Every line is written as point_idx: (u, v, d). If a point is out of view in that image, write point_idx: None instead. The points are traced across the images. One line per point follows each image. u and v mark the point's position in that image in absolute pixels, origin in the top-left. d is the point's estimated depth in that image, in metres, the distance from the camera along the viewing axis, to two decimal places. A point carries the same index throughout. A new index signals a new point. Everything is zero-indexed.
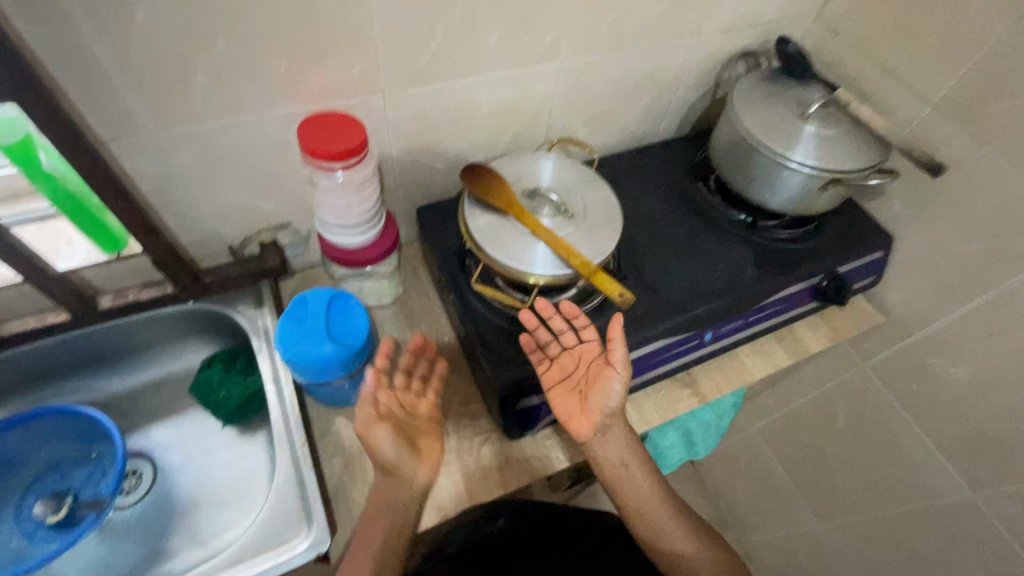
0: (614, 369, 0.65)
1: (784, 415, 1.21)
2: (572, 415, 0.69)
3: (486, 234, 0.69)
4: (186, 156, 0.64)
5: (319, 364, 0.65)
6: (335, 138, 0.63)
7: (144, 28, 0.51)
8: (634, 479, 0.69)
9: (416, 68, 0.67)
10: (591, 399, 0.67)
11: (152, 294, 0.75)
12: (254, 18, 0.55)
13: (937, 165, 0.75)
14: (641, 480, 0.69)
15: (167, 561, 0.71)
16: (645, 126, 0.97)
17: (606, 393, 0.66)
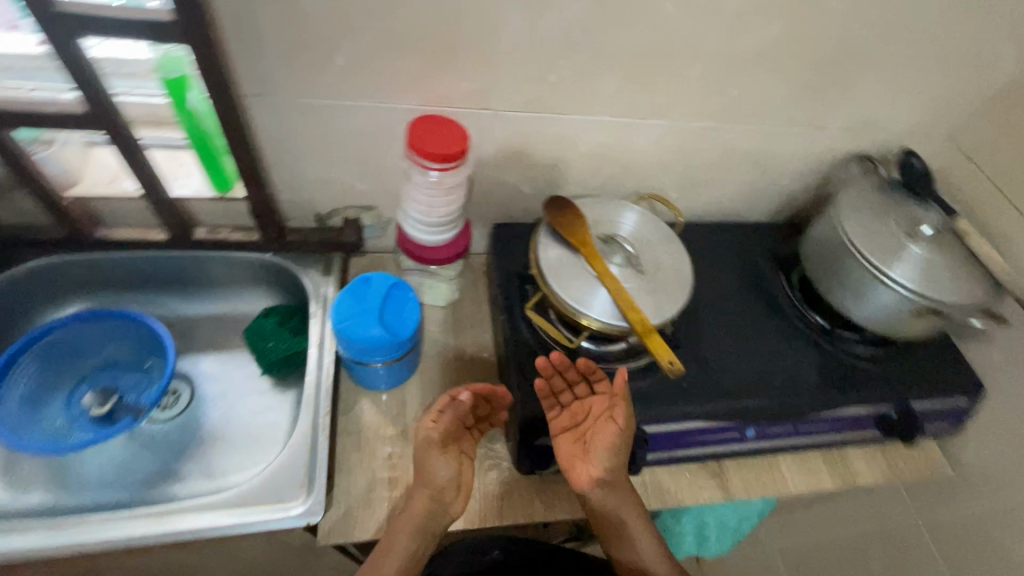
0: (616, 424, 0.64)
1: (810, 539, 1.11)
2: (573, 462, 0.67)
3: (553, 266, 0.70)
4: (306, 125, 0.70)
5: (364, 345, 0.68)
6: (439, 140, 0.66)
7: (307, 7, 0.57)
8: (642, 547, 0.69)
9: (531, 96, 0.70)
10: (592, 453, 0.65)
11: (240, 237, 0.81)
12: (401, 19, 0.59)
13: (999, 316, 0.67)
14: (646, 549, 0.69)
15: (176, 484, 0.75)
16: (738, 204, 0.95)
17: (607, 448, 0.64)
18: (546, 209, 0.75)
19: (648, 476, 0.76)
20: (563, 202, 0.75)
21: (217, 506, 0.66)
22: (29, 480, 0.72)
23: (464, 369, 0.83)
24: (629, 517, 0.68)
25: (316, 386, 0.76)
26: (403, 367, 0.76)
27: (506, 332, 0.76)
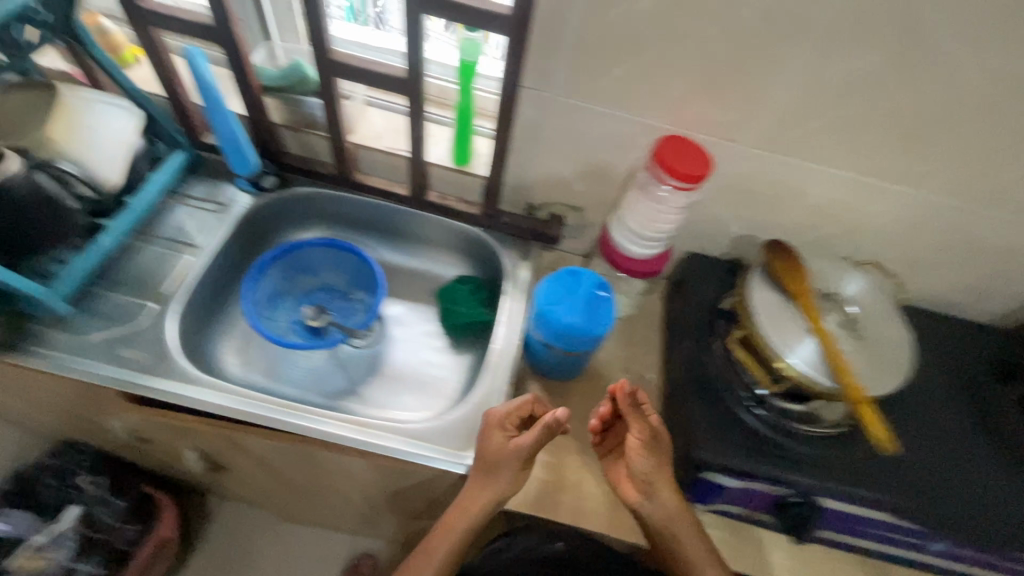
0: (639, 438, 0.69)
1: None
2: (619, 479, 0.72)
3: (763, 306, 0.70)
4: (560, 123, 0.75)
5: (558, 330, 0.72)
6: (686, 162, 0.68)
7: (613, 21, 0.62)
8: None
9: (785, 138, 0.69)
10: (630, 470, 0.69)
11: (462, 209, 0.89)
12: (693, 45, 0.62)
13: None
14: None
15: (359, 405, 0.84)
16: (962, 296, 0.86)
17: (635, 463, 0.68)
18: (764, 250, 0.75)
19: (801, 551, 0.72)
20: (779, 245, 0.74)
21: (405, 435, 0.71)
22: (253, 364, 0.85)
23: (628, 384, 0.84)
24: (678, 552, 0.68)
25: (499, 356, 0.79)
26: (578, 362, 0.78)
27: (691, 359, 0.78)
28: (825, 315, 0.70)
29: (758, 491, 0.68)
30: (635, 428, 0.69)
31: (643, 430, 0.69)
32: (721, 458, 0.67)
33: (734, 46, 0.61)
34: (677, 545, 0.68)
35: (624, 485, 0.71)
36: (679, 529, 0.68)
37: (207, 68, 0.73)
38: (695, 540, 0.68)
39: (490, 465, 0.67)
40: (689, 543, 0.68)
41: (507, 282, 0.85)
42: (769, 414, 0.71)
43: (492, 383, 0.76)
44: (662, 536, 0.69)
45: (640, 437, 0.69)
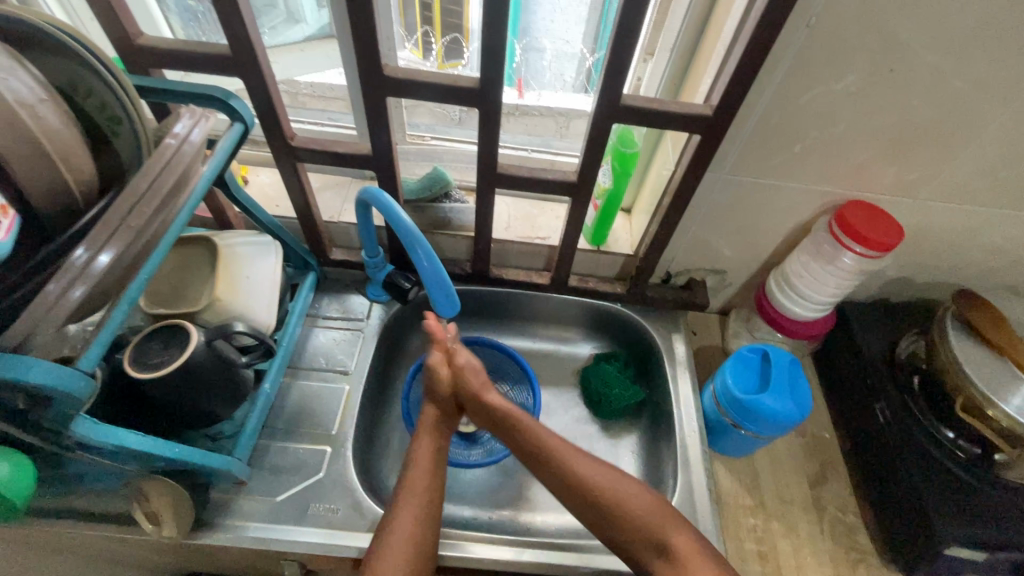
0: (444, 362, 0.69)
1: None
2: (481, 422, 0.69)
3: (972, 363, 0.66)
4: (720, 199, 0.73)
5: (765, 420, 0.68)
6: (875, 227, 0.66)
7: (804, 105, 0.60)
8: (620, 507, 0.58)
9: (966, 190, 0.68)
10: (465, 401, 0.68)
11: (603, 287, 0.87)
12: (887, 118, 0.60)
13: None
14: (626, 500, 0.58)
15: (536, 512, 0.80)
16: None
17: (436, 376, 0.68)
18: (952, 301, 0.72)
19: None
20: (977, 297, 0.71)
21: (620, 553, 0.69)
22: None
23: (808, 446, 0.82)
24: (555, 471, 0.61)
25: (682, 446, 0.76)
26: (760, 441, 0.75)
27: (884, 421, 0.74)
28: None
29: (1004, 557, 0.65)
30: (441, 358, 0.68)
31: (466, 363, 0.68)
32: (968, 531, 0.64)
33: (932, 113, 0.59)
34: (551, 462, 0.62)
35: (513, 445, 0.65)
36: (551, 455, 0.62)
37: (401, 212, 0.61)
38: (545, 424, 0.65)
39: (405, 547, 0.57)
40: (579, 464, 0.61)
41: (669, 363, 0.83)
42: (997, 473, 0.68)
43: (689, 474, 0.73)
44: (591, 497, 0.59)
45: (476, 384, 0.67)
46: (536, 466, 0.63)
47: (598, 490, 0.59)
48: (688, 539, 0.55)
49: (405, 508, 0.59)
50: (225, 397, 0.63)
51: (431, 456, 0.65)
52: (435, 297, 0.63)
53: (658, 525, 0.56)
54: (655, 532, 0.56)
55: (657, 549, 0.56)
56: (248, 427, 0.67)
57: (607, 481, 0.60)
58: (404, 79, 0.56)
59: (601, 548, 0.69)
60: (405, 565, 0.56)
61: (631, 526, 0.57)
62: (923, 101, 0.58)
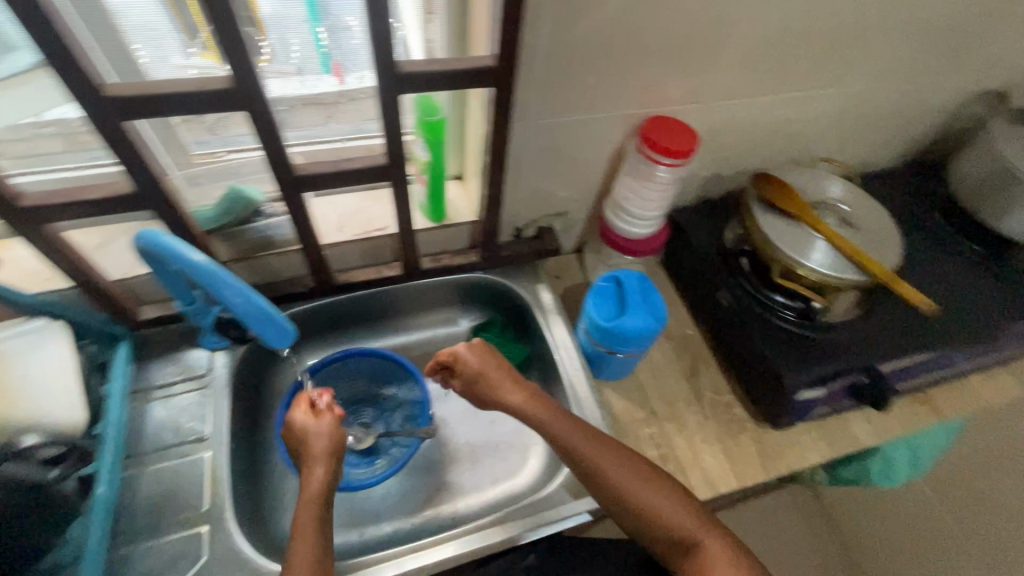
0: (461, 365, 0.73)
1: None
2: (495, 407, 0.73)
3: (779, 235, 0.76)
4: (539, 144, 0.74)
5: (629, 341, 0.73)
6: (673, 138, 0.71)
7: (580, 36, 0.61)
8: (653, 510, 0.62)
9: (737, 86, 0.75)
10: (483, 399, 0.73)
11: (459, 260, 0.85)
12: (654, 34, 0.64)
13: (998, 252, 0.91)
14: (664, 505, 0.62)
15: (458, 499, 0.79)
16: (872, 154, 1.03)
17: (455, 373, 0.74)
18: (753, 186, 0.82)
19: (872, 413, 0.84)
20: (773, 180, 0.80)
21: (539, 509, 0.70)
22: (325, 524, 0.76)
23: (679, 348, 0.89)
24: (575, 453, 0.65)
25: (571, 386, 0.78)
26: (635, 359, 0.80)
27: (728, 305, 0.83)
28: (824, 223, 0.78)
29: (838, 386, 0.77)
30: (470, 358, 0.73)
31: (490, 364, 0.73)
32: (806, 374, 0.74)
33: (690, 20, 0.64)
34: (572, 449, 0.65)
35: (555, 447, 0.67)
36: (579, 457, 0.65)
37: (185, 248, 0.53)
38: (572, 427, 0.67)
39: (308, 499, 0.59)
40: (611, 471, 0.64)
41: (539, 313, 0.85)
42: (818, 319, 0.79)
43: (585, 413, 0.76)
44: (626, 500, 0.62)
45: (472, 370, 0.73)
46: (574, 463, 0.65)
47: (633, 495, 0.62)
48: (708, 534, 0.61)
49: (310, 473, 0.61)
50: (41, 523, 0.52)
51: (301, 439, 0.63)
52: (262, 332, 0.56)
53: (690, 528, 0.61)
54: (687, 534, 0.61)
55: (686, 548, 0.61)
56: (93, 543, 0.56)
57: (645, 478, 0.64)
58: (139, 96, 0.47)
59: (523, 511, 0.70)
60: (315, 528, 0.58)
61: (660, 527, 0.61)
62: (680, 10, 0.62)
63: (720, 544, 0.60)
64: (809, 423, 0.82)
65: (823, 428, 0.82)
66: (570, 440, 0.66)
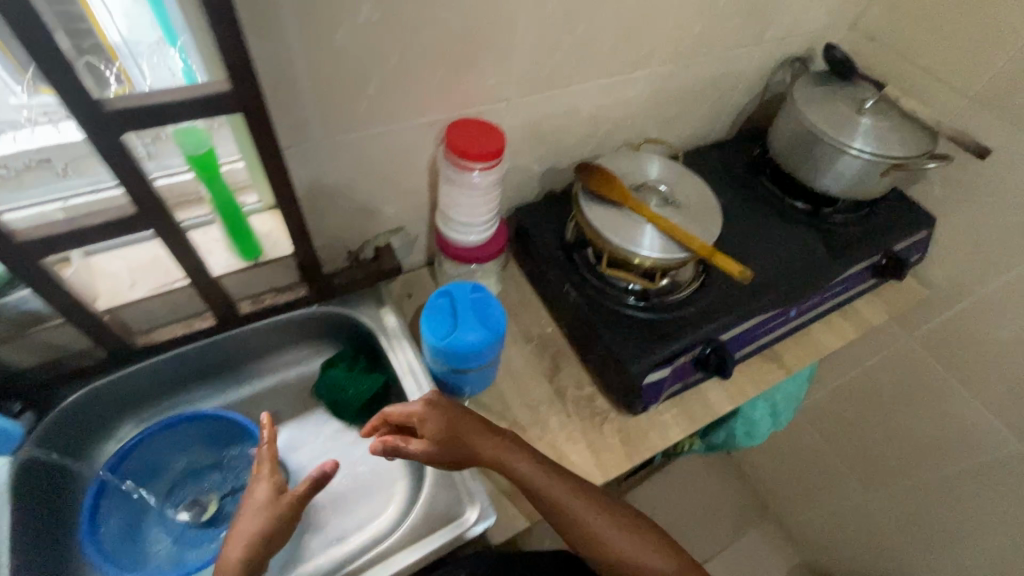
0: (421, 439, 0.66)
1: (840, 383, 1.34)
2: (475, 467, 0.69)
3: (605, 224, 0.76)
4: (341, 163, 0.68)
5: (469, 354, 0.70)
6: (477, 140, 0.68)
7: (341, 45, 0.56)
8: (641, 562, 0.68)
9: (540, 78, 0.74)
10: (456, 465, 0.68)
11: (286, 298, 0.77)
12: (428, 35, 0.60)
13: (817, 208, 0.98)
14: (648, 551, 0.68)
15: (317, 557, 0.72)
16: (703, 128, 1.07)
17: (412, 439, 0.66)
18: (578, 176, 0.81)
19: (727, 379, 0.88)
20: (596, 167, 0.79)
21: (393, 553, 0.65)
22: None
23: (539, 348, 0.88)
24: (571, 520, 0.66)
25: None
26: (487, 371, 0.77)
27: (575, 299, 0.82)
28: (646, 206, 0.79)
29: (682, 362, 0.78)
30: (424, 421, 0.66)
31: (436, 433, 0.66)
32: (648, 357, 0.75)
33: (462, 18, 0.61)
34: (576, 523, 0.67)
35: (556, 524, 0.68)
36: (582, 523, 0.67)
37: None
38: (580, 492, 0.68)
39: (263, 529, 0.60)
40: (606, 529, 0.68)
41: (383, 339, 0.80)
42: (655, 300, 0.81)
43: None
44: (615, 559, 0.67)
45: (442, 435, 0.66)
46: (569, 526, 0.67)
47: (622, 546, 0.68)
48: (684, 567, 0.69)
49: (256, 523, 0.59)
50: None
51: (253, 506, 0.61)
52: None
53: (674, 568, 0.69)
54: (664, 571, 0.68)
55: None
56: None
57: (628, 532, 0.69)
58: None
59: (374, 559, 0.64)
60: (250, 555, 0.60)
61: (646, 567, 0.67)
62: (447, 9, 0.59)
63: (697, 574, 0.70)
64: (669, 401, 0.84)
65: (682, 402, 0.84)
66: (576, 507, 0.67)
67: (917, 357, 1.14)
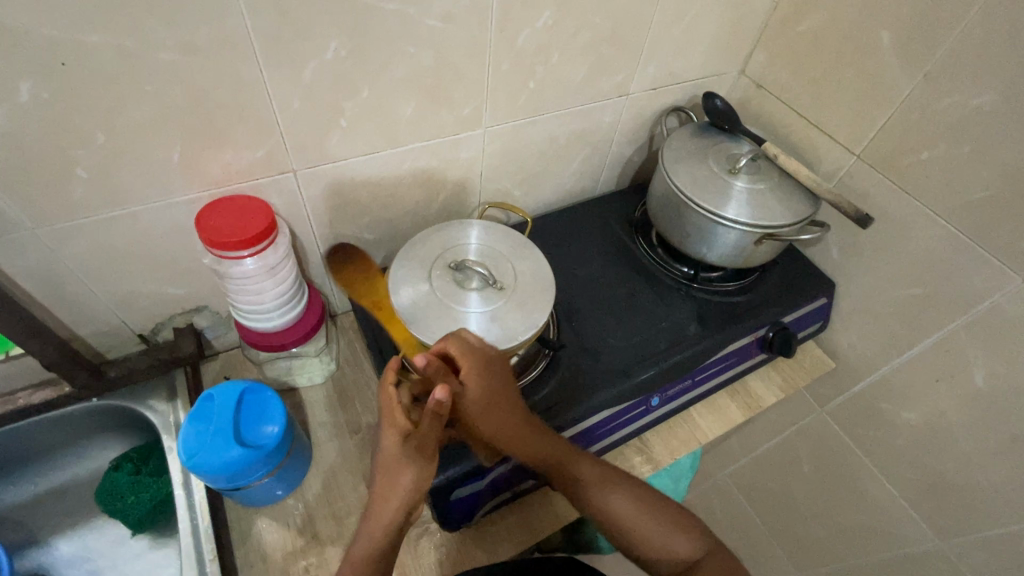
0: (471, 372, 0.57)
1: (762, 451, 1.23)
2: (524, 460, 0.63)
3: (409, 312, 0.65)
4: (76, 249, 0.59)
5: (230, 470, 0.59)
6: (236, 224, 0.59)
7: (8, 129, 0.47)
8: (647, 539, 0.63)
9: (328, 147, 0.64)
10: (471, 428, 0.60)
11: (47, 395, 0.68)
12: (138, 110, 0.51)
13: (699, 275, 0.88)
14: (672, 535, 0.63)
15: None
16: (582, 183, 0.97)
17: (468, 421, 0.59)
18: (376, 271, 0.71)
19: None
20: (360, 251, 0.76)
21: None
22: None
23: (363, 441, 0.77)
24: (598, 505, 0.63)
25: (195, 533, 0.65)
26: (274, 484, 0.66)
27: None
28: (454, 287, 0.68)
29: (504, 472, 0.67)
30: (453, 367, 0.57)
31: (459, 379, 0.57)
32: (456, 468, 0.64)
33: (186, 90, 0.52)
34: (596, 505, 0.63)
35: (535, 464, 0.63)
36: (596, 500, 0.63)
37: None
38: (594, 463, 0.65)
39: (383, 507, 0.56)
40: (625, 509, 0.63)
41: (167, 439, 0.71)
42: None
43: (199, 569, 0.63)
44: (611, 519, 0.63)
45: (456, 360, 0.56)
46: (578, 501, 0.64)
47: (621, 506, 0.63)
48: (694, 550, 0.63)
49: (377, 527, 0.56)
50: None
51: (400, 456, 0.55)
52: None
53: (683, 549, 0.63)
54: (686, 557, 0.63)
55: (681, 566, 0.63)
56: None
57: (668, 519, 0.64)
58: None
59: None
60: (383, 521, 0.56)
61: (668, 555, 0.63)
62: (158, 82, 0.50)
63: (706, 561, 0.63)
64: (504, 507, 0.73)
65: (520, 508, 0.73)
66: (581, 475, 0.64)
67: (831, 433, 1.03)
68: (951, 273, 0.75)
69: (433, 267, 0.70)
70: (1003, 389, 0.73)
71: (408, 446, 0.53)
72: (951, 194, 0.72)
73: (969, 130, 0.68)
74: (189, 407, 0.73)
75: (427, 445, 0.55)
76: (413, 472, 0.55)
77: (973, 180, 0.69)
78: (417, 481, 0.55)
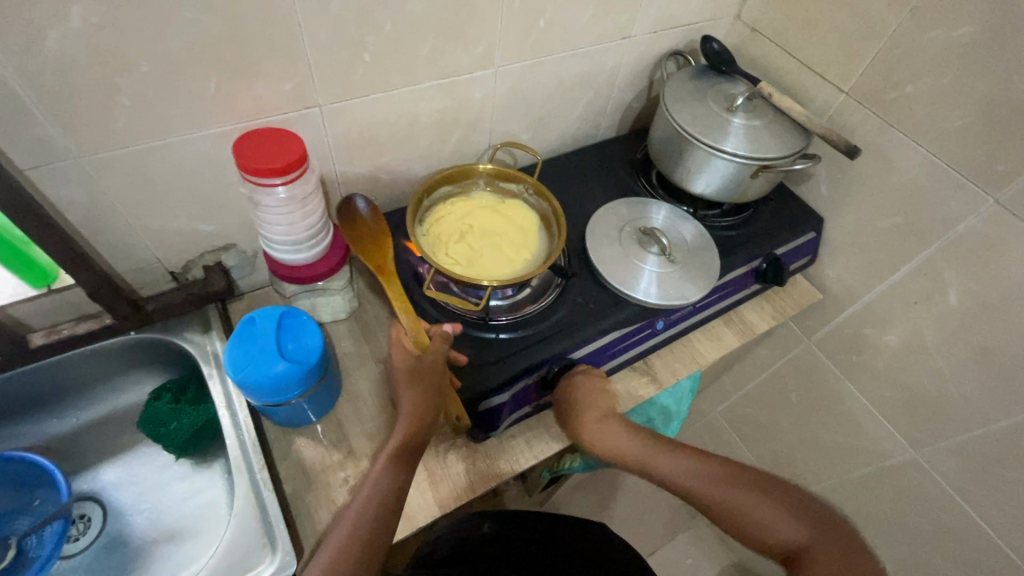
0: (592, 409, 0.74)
1: (753, 387, 1.32)
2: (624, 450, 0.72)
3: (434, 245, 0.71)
4: (115, 182, 0.62)
5: (276, 384, 0.64)
6: (272, 153, 0.62)
7: (59, 54, 0.50)
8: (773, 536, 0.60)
9: (351, 81, 0.67)
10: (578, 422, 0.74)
11: (88, 327, 0.72)
12: (178, 40, 0.54)
13: (699, 212, 0.93)
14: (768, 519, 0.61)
15: None
16: (586, 128, 1.01)
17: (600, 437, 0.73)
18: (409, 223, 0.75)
19: None
20: (373, 209, 0.76)
21: None
22: None
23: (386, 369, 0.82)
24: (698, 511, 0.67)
25: (242, 446, 0.71)
26: (308, 407, 0.71)
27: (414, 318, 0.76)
28: (643, 250, 0.84)
29: (525, 386, 0.74)
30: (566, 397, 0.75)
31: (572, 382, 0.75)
32: (480, 384, 0.70)
33: (222, 20, 0.54)
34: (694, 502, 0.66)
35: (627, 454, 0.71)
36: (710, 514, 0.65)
37: None
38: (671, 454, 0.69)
39: (425, 398, 0.66)
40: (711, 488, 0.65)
41: (204, 366, 0.76)
42: (500, 319, 0.76)
43: (250, 476, 0.69)
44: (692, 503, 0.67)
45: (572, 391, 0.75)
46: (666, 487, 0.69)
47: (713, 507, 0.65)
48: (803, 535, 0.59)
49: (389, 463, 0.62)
50: None
51: (414, 381, 0.66)
52: None
53: (785, 531, 0.60)
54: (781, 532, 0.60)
55: (793, 556, 0.59)
56: None
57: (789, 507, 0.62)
58: None
59: None
60: (427, 410, 0.66)
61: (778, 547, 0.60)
62: (196, 9, 0.53)
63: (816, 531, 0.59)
64: (522, 423, 0.79)
65: (536, 425, 0.80)
66: (687, 478, 0.67)
67: (817, 362, 1.11)
68: (927, 199, 0.81)
69: (624, 233, 0.86)
70: (975, 304, 0.81)
71: (423, 362, 0.66)
72: (932, 124, 0.77)
73: (948, 61, 0.73)
74: (224, 338, 0.78)
75: (438, 359, 0.67)
76: (438, 379, 0.67)
77: (951, 109, 0.75)
78: (440, 381, 0.67)
